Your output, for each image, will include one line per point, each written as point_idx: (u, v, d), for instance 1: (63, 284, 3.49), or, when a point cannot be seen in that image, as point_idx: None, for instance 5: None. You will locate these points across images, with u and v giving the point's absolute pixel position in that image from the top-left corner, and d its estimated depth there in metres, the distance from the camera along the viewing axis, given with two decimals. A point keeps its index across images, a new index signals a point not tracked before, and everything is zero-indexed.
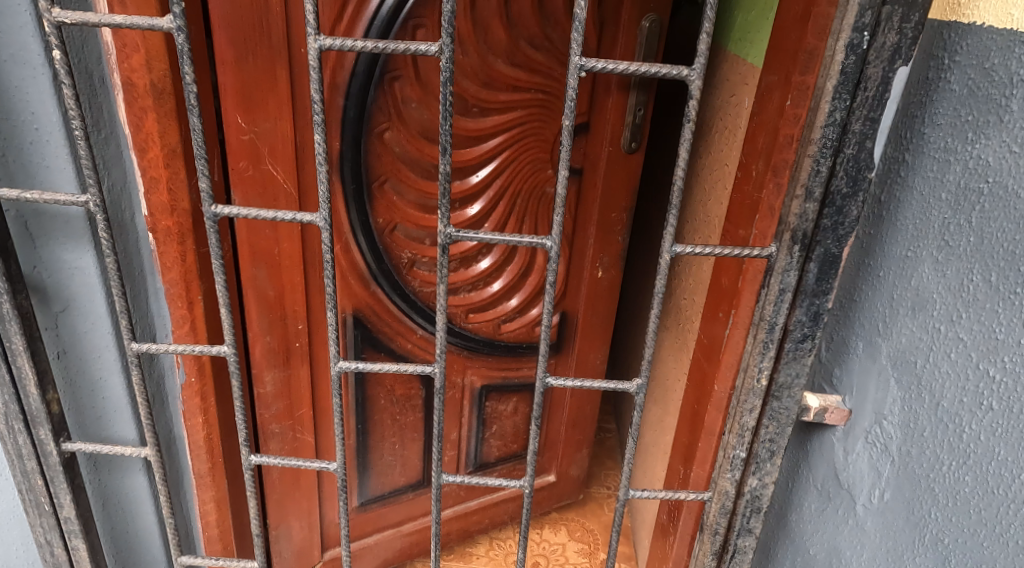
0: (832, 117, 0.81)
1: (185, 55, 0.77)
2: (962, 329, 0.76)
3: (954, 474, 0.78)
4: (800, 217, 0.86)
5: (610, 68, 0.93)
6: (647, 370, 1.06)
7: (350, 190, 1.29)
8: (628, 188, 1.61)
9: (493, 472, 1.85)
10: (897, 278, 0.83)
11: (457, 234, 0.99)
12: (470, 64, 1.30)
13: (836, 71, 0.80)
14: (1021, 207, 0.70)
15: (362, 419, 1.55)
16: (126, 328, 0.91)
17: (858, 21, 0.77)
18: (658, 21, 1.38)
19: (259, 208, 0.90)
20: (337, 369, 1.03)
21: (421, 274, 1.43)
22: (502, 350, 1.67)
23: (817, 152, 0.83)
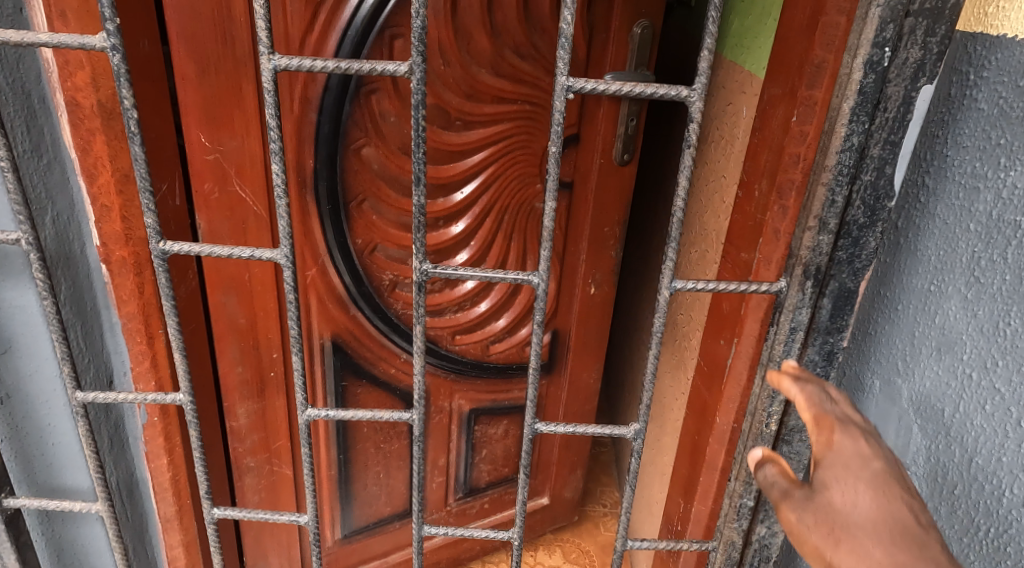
0: (848, 142, 0.75)
1: (121, 76, 0.72)
2: (997, 378, 0.69)
3: (993, 540, 0.71)
4: (814, 253, 0.81)
5: (601, 89, 0.85)
6: (645, 414, 0.99)
7: (325, 210, 1.21)
8: (621, 201, 1.53)
9: (483, 497, 1.78)
10: (919, 314, 0.78)
11: (433, 271, 0.93)
12: (452, 75, 1.22)
13: (852, 90, 0.73)
14: None
15: (343, 449, 1.47)
16: (69, 375, 0.84)
17: (878, 34, 0.71)
18: (650, 27, 1.31)
19: (213, 245, 0.83)
20: (305, 417, 0.97)
21: (404, 295, 1.35)
22: (491, 372, 1.59)
23: (832, 181, 0.77)
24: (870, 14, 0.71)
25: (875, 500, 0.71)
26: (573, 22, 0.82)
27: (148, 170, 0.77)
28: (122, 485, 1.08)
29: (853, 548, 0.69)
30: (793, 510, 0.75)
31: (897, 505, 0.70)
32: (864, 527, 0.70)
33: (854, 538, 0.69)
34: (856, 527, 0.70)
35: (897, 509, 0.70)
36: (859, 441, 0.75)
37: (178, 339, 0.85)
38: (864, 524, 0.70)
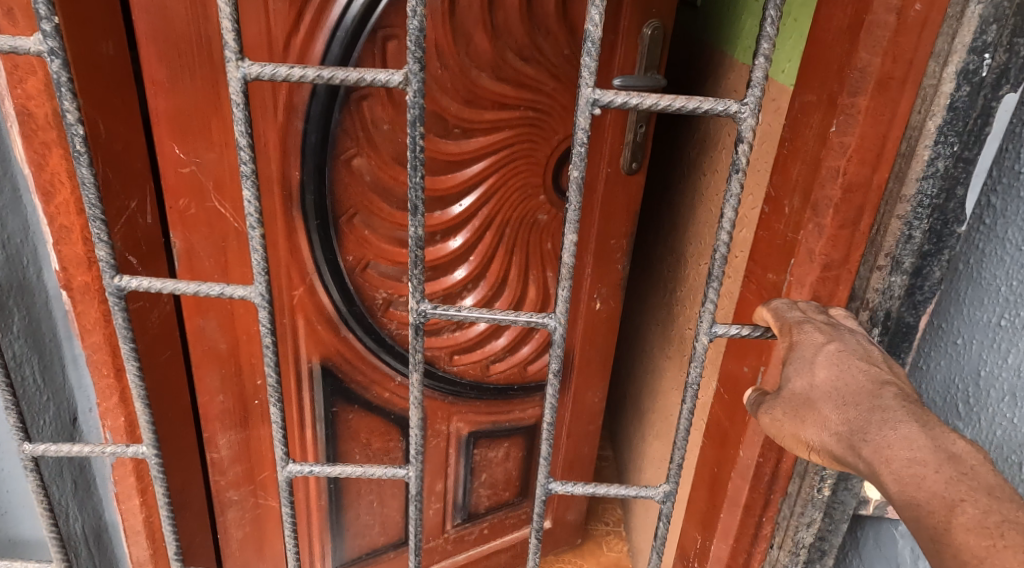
0: (933, 168, 0.72)
1: (63, 85, 0.63)
2: None
3: None
4: (886, 297, 0.78)
5: (631, 103, 0.76)
6: (674, 475, 0.89)
7: (313, 226, 1.12)
8: (629, 213, 1.45)
9: (482, 523, 1.69)
10: (990, 349, 0.77)
11: (433, 312, 0.83)
12: (450, 80, 1.13)
13: (942, 104, 0.69)
14: None
15: (334, 478, 1.38)
16: (17, 426, 0.77)
17: (975, 41, 0.67)
18: (661, 28, 1.23)
19: (175, 280, 0.74)
20: (285, 473, 0.88)
21: (399, 315, 1.26)
22: (491, 393, 1.50)
23: (910, 214, 0.74)
24: (967, 15, 0.66)
25: (830, 371, 0.70)
26: (601, 26, 0.72)
27: (98, 195, 0.68)
28: (89, 530, 0.99)
29: (817, 419, 0.69)
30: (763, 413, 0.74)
31: (852, 368, 0.69)
32: (825, 397, 0.69)
33: (820, 416, 0.69)
34: (819, 402, 0.69)
35: (851, 372, 0.69)
36: (812, 332, 0.73)
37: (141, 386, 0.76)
38: (824, 394, 0.69)
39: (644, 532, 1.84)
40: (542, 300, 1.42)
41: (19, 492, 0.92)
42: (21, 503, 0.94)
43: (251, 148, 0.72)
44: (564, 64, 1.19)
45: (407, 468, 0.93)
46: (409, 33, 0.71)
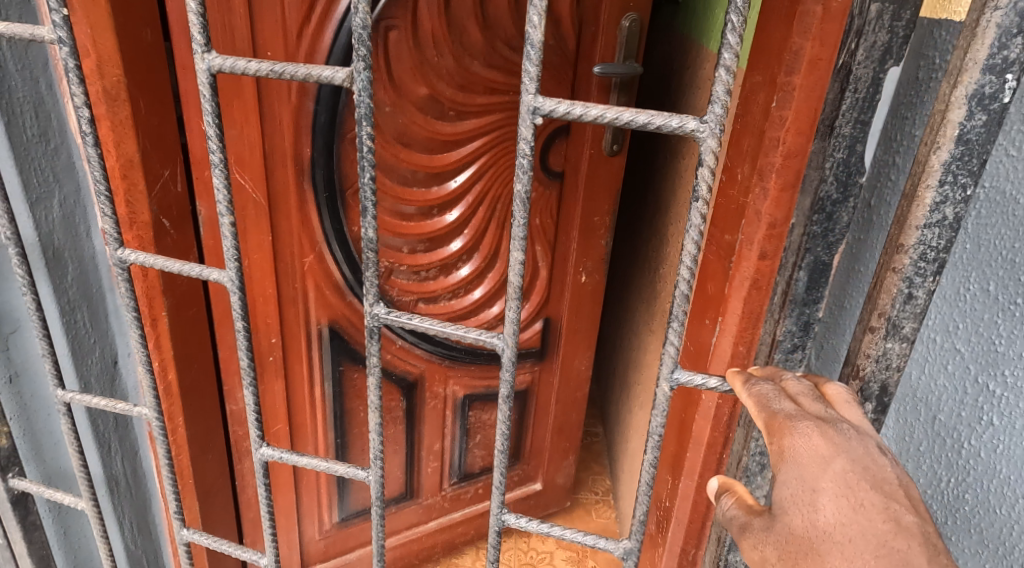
0: (937, 215, 0.67)
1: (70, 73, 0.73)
2: (959, 340, 0.84)
3: (954, 491, 0.87)
4: (880, 366, 0.73)
5: (576, 112, 0.72)
6: (638, 531, 0.90)
7: (322, 198, 1.24)
8: (612, 192, 1.57)
9: (478, 483, 1.82)
10: None
11: (387, 317, 0.86)
12: (445, 67, 1.25)
13: (952, 135, 0.64)
14: (1017, 215, 0.77)
15: (340, 433, 1.49)
16: (54, 373, 0.89)
17: (991, 59, 0.61)
18: (638, 20, 1.35)
19: (168, 258, 0.83)
20: (259, 455, 0.94)
21: (398, 282, 1.42)
22: (484, 358, 1.62)
23: (911, 269, 0.69)
24: (983, 24, 0.61)
25: (839, 508, 0.64)
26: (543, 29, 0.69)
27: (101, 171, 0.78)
28: (127, 468, 1.12)
29: None
30: (754, 544, 0.69)
31: (862, 509, 0.64)
32: (835, 550, 0.64)
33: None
34: (825, 551, 0.64)
35: (863, 516, 0.64)
36: (808, 431, 0.67)
37: (145, 358, 0.86)
38: (834, 541, 0.64)
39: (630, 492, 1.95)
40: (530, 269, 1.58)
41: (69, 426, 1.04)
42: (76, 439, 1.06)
43: (218, 135, 0.78)
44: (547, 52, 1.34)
45: (367, 471, 0.95)
46: (357, 37, 0.72)
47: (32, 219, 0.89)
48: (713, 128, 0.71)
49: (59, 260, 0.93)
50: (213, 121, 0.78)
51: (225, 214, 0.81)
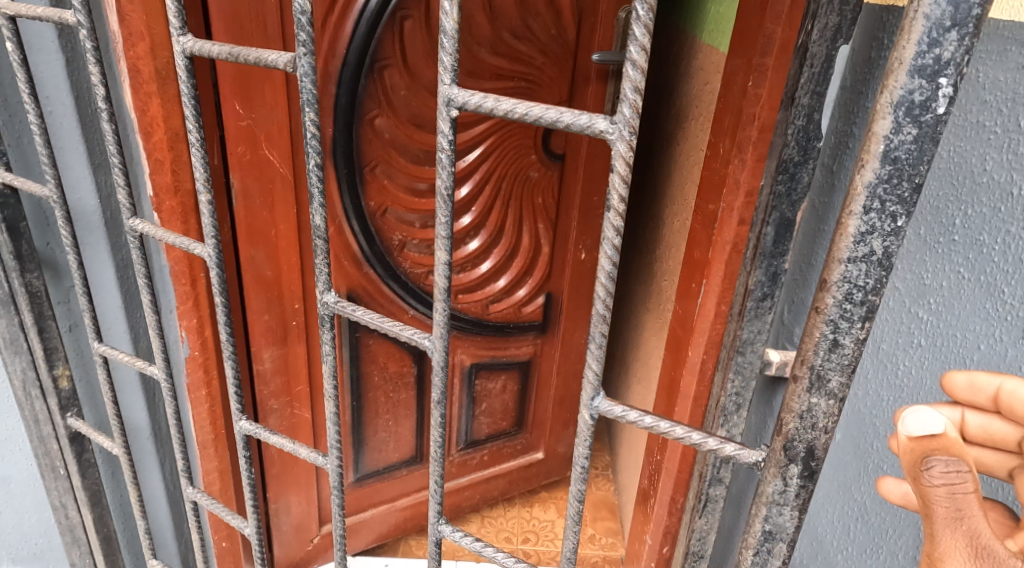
0: (863, 249, 0.58)
1: (88, 54, 0.83)
2: (925, 271, 0.72)
3: None
4: (807, 423, 0.64)
5: (486, 105, 0.69)
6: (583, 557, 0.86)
7: (342, 174, 1.36)
8: (610, 173, 1.66)
9: (483, 449, 1.94)
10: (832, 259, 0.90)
11: (337, 306, 0.85)
12: (455, 54, 1.36)
13: (877, 152, 0.56)
14: (988, 125, 0.66)
15: (356, 396, 1.62)
16: (92, 327, 1.02)
17: (918, 60, 0.53)
18: (633, 12, 1.47)
19: (171, 232, 0.92)
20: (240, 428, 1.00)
21: (411, 255, 1.52)
22: (490, 329, 1.73)
23: (836, 311, 0.60)
24: (911, 18, 0.54)
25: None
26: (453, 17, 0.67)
27: (116, 145, 0.88)
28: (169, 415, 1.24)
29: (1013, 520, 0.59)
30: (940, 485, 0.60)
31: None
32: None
33: None
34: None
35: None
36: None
37: (155, 318, 0.95)
38: None
39: (631, 466, 2.00)
40: (533, 246, 1.68)
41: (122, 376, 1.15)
42: (129, 388, 1.17)
43: (196, 116, 0.84)
44: (550, 42, 1.45)
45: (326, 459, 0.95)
46: (298, 29, 0.73)
47: (93, 185, 1.02)
48: (622, 130, 0.66)
49: (114, 222, 1.05)
50: (191, 100, 0.83)
51: (203, 192, 0.86)
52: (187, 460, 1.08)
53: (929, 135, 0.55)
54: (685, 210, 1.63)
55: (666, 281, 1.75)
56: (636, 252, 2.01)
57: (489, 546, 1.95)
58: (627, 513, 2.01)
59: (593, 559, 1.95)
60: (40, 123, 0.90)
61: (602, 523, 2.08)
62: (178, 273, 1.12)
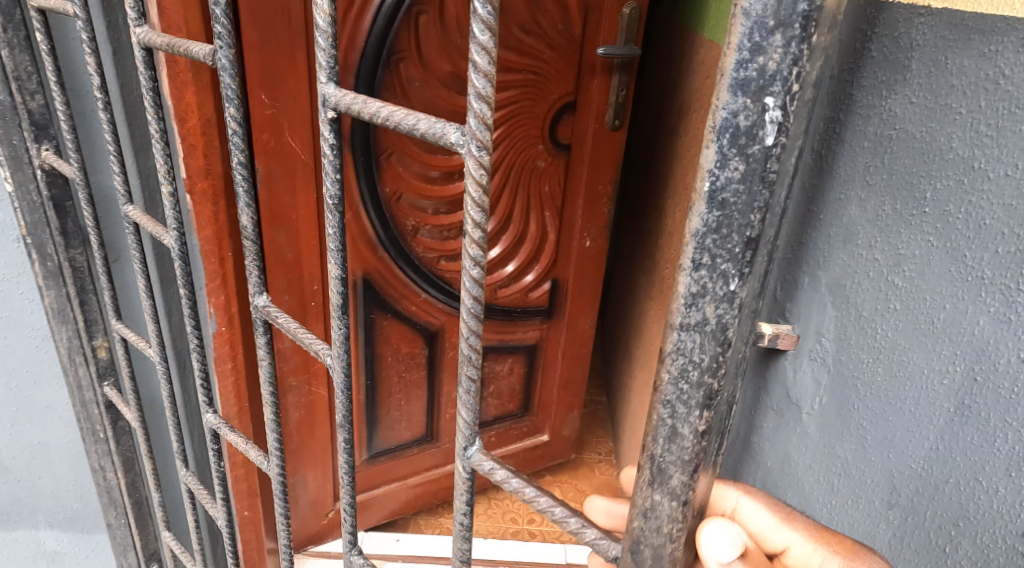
0: (696, 316, 0.54)
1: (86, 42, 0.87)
2: (901, 242, 0.79)
3: (888, 405, 0.81)
4: (651, 524, 0.59)
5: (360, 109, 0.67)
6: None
7: (360, 161, 1.43)
8: (614, 163, 1.74)
9: (490, 431, 1.99)
10: (822, 240, 0.95)
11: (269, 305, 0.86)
12: (467, 47, 1.44)
13: (700, 191, 0.51)
14: (954, 108, 0.73)
15: (371, 376, 1.70)
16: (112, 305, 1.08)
17: (737, 76, 0.48)
18: (637, 8, 1.55)
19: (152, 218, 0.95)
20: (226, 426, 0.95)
21: (424, 240, 1.59)
22: (498, 314, 1.80)
23: (672, 389, 0.55)
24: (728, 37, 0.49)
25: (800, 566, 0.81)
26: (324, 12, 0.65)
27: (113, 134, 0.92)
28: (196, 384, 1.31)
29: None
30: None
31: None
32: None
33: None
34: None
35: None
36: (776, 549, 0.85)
37: (149, 301, 0.98)
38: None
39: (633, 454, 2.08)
40: (541, 233, 1.75)
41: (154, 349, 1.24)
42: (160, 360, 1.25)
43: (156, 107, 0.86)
44: (557, 35, 1.52)
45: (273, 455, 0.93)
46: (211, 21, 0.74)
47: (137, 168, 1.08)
48: (470, 143, 0.60)
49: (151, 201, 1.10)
50: (149, 93, 0.86)
51: (165, 179, 0.88)
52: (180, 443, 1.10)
53: (757, 172, 0.50)
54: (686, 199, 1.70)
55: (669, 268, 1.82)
56: (640, 243, 2.08)
57: (495, 526, 2.02)
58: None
59: None
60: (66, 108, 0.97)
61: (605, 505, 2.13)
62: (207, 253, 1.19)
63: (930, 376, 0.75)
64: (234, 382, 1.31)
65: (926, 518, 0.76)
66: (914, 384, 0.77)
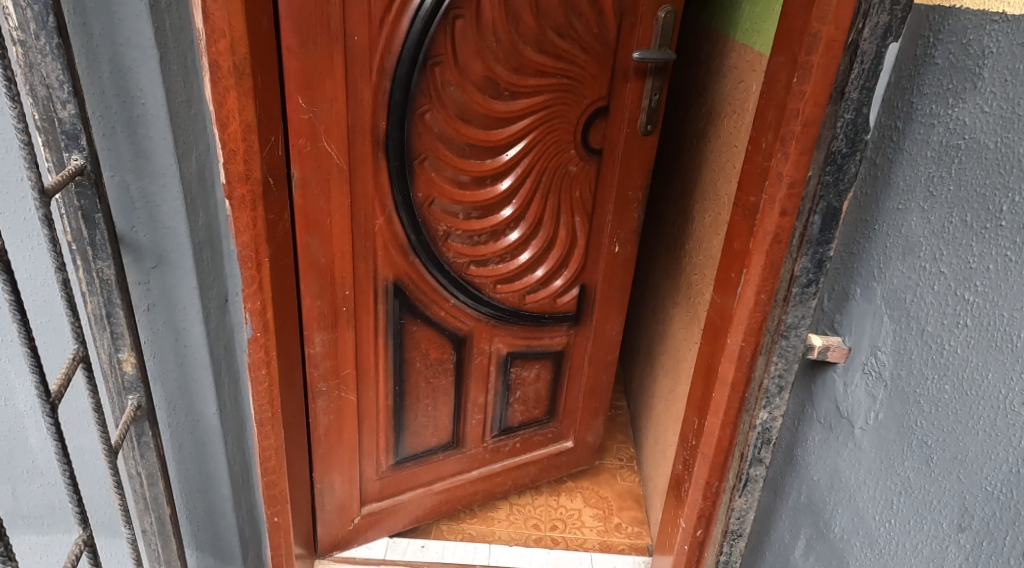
0: None
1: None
2: (972, 255, 0.80)
3: (963, 419, 0.81)
4: None
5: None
6: None
7: (394, 166, 1.42)
8: (644, 168, 1.70)
9: (516, 436, 1.96)
10: (876, 252, 0.93)
11: None
12: (502, 51, 1.42)
13: None
14: None
15: (399, 382, 1.69)
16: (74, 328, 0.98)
17: None
18: (673, 11, 1.51)
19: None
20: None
21: (454, 245, 1.57)
22: (526, 319, 1.77)
23: None
24: None
25: None
26: None
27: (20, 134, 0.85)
28: (231, 392, 1.27)
29: None
30: None
31: None
32: None
33: None
34: None
35: None
36: None
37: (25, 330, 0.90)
38: None
39: (659, 465, 2.04)
40: (572, 238, 1.72)
41: (194, 355, 1.16)
42: (199, 371, 1.18)
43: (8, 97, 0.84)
44: (592, 40, 1.51)
45: None
46: None
47: (178, 172, 1.04)
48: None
49: (193, 208, 1.08)
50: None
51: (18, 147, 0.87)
52: (77, 498, 1.02)
53: None
54: (718, 205, 1.68)
55: (696, 274, 1.81)
56: (666, 244, 2.08)
57: (518, 533, 2.00)
58: (655, 505, 2.03)
59: (621, 546, 1.99)
60: (77, 113, 0.93)
61: (627, 512, 2.10)
62: (244, 258, 1.17)
63: (1009, 392, 0.76)
64: (271, 386, 1.30)
65: (1008, 536, 0.78)
66: (992, 400, 0.78)
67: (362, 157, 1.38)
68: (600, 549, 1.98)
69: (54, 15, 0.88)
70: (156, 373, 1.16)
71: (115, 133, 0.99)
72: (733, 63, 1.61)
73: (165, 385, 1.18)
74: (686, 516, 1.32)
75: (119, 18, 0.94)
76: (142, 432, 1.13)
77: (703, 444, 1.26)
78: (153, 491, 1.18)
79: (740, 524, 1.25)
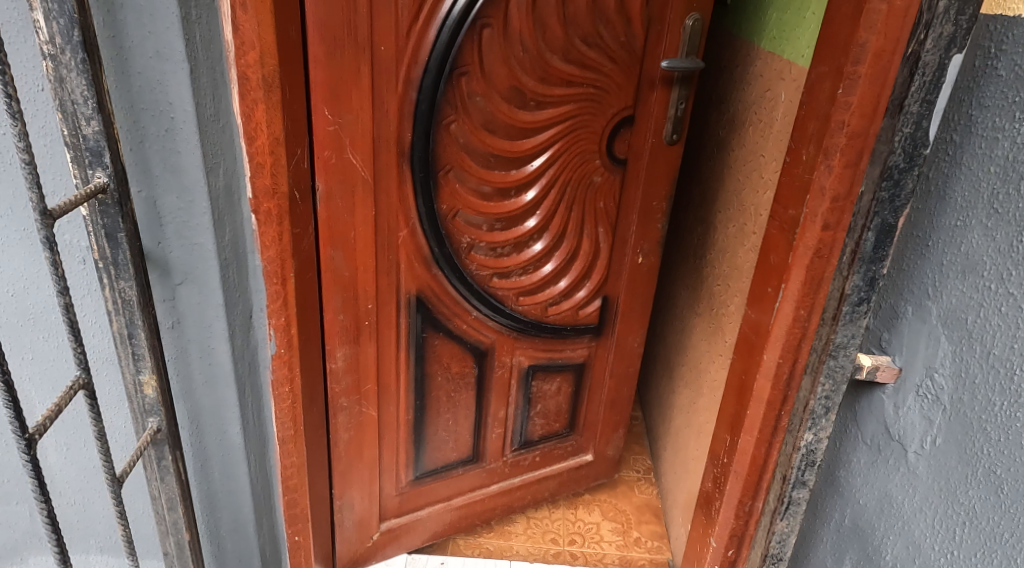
0: None
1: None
2: None
3: None
4: None
5: None
6: None
7: (418, 177, 1.38)
8: (669, 178, 1.66)
9: (535, 450, 1.93)
10: (931, 269, 0.92)
11: None
12: (529, 60, 1.39)
13: None
14: None
15: (419, 396, 1.65)
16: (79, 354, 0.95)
17: None
18: (701, 19, 1.48)
19: None
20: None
21: (478, 257, 1.54)
22: (548, 332, 1.74)
23: None
24: None
25: None
26: None
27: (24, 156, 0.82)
28: (255, 410, 1.23)
29: None
30: None
31: None
32: None
33: None
34: None
35: None
36: None
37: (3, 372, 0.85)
38: None
39: (678, 478, 2.00)
40: (596, 250, 1.69)
41: (220, 373, 1.13)
42: (226, 389, 1.15)
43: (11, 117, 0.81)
44: (619, 48, 1.47)
45: None
46: None
47: (206, 187, 1.01)
48: None
49: (220, 223, 1.05)
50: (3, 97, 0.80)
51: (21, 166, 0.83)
52: (56, 533, 0.96)
53: None
54: (743, 216, 1.64)
55: (720, 285, 1.77)
56: (686, 254, 2.04)
57: (537, 547, 1.96)
58: (675, 520, 1.99)
59: (641, 561, 1.95)
60: (101, 129, 0.90)
61: (646, 525, 2.07)
62: (270, 273, 1.14)
63: None
64: (293, 403, 1.27)
65: None
66: None
67: (386, 168, 1.35)
68: (619, 564, 1.94)
69: (79, 29, 0.85)
70: (179, 393, 1.13)
71: (144, 147, 0.97)
72: (760, 71, 1.57)
73: (189, 404, 1.15)
74: (717, 536, 1.29)
75: (149, 31, 0.91)
76: (161, 456, 1.09)
77: (736, 463, 1.23)
78: (173, 516, 1.14)
79: (781, 548, 1.21)
